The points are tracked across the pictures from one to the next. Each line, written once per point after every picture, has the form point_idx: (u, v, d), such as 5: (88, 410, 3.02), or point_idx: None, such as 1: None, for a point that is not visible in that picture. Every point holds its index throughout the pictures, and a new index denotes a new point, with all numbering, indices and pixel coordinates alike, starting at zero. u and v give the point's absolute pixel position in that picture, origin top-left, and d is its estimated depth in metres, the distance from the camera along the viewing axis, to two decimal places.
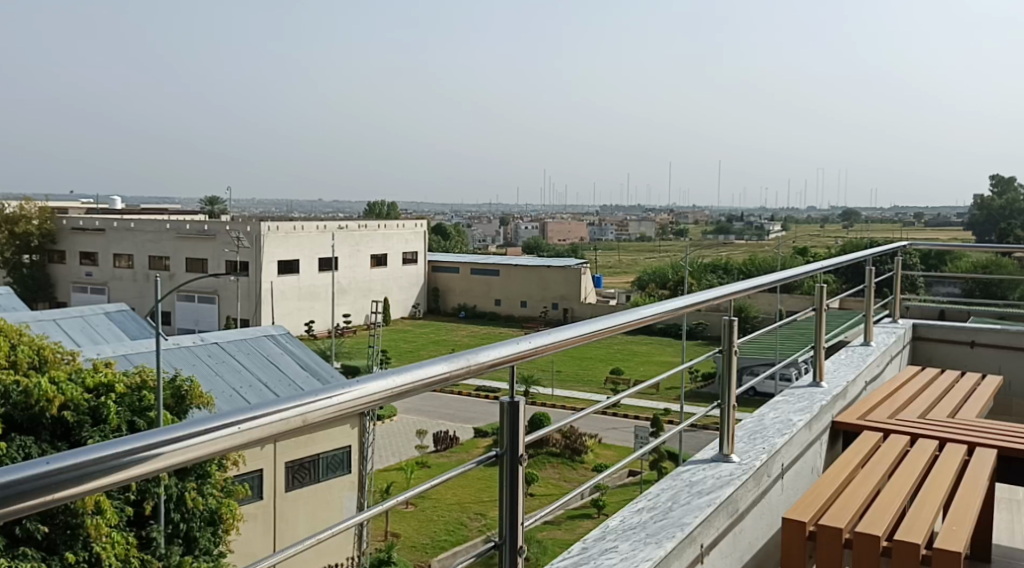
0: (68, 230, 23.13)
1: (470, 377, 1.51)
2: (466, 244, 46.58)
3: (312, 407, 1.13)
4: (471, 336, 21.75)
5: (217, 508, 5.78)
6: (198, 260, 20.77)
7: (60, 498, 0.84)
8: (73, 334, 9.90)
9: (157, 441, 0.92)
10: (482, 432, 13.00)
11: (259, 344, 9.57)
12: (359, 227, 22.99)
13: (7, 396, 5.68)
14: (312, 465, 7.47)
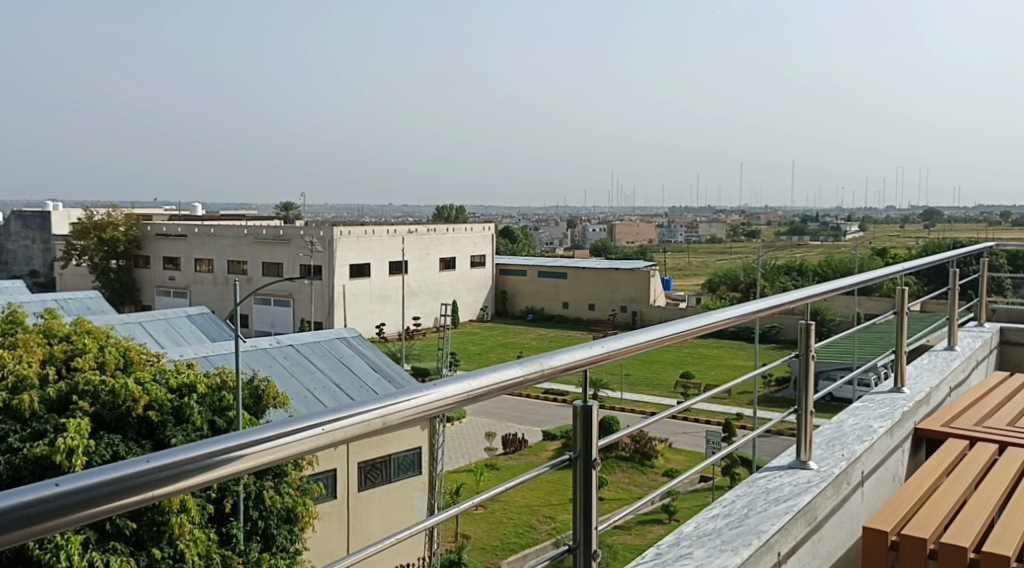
0: (152, 236, 23.93)
1: (543, 381, 1.52)
2: (534, 248, 46.71)
3: (393, 409, 1.15)
4: (540, 339, 21.77)
5: (293, 506, 5.93)
6: (274, 264, 21.26)
7: (154, 496, 0.87)
8: (157, 336, 10.23)
9: (245, 439, 0.96)
10: (551, 435, 13.00)
11: (332, 346, 9.75)
12: (429, 231, 23.23)
13: (95, 395, 5.89)
14: (384, 465, 7.59)
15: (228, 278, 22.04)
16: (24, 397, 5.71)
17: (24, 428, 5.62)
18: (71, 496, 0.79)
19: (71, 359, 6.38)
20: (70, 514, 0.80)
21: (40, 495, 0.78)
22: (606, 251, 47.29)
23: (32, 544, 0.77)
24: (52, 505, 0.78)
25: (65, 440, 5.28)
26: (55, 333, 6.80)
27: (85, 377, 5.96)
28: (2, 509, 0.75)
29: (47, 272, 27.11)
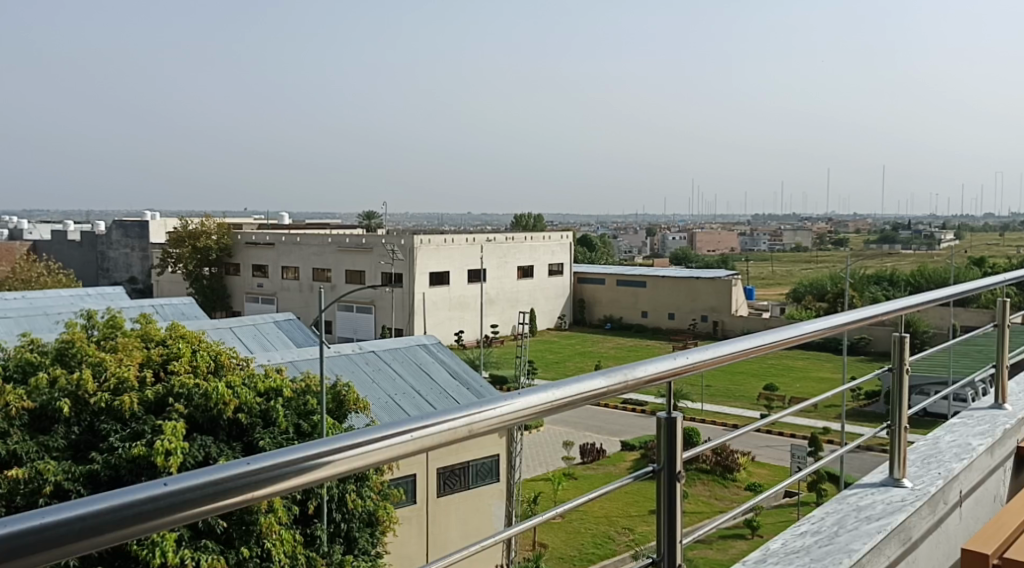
0: (242, 244, 24.68)
1: (626, 392, 1.51)
2: (613, 256, 46.51)
3: (478, 417, 1.16)
4: (618, 348, 21.62)
5: (375, 510, 6.03)
6: (357, 272, 21.65)
7: (252, 498, 0.90)
8: (246, 341, 10.53)
9: (332, 444, 0.97)
10: (629, 445, 12.87)
11: (412, 352, 9.87)
12: (507, 239, 23.31)
13: (188, 397, 6.09)
14: (463, 472, 7.63)
15: (313, 285, 22.56)
16: (124, 398, 5.94)
17: (124, 428, 5.85)
18: (177, 496, 0.83)
19: (167, 363, 6.60)
20: (173, 515, 0.83)
21: (147, 493, 0.81)
22: (687, 260, 46.68)
23: (133, 543, 0.80)
24: (157, 505, 0.81)
25: (162, 441, 5.47)
26: (152, 337, 7.06)
27: (179, 379, 6.17)
28: (106, 506, 0.78)
29: (145, 278, 28.22)
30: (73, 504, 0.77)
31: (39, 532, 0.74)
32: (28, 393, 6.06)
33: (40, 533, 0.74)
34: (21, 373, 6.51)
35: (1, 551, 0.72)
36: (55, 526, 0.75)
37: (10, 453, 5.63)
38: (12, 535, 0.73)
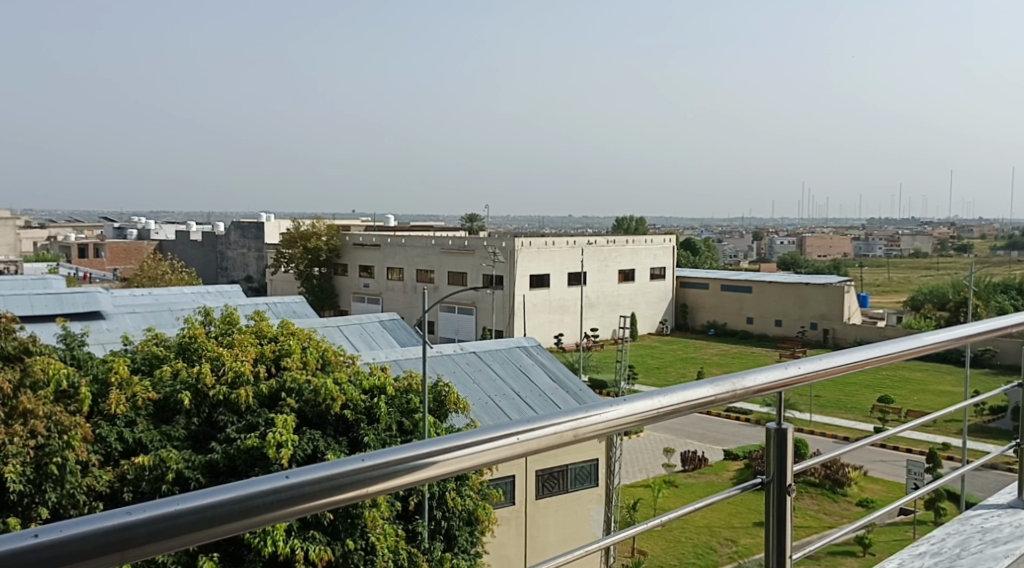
0: (350, 245, 25.34)
1: (735, 401, 1.47)
2: (717, 260, 45.64)
3: (585, 422, 1.16)
4: (722, 354, 21.21)
5: (474, 509, 6.09)
6: (459, 274, 21.89)
7: (363, 494, 0.92)
8: (352, 340, 10.81)
9: (440, 447, 0.99)
10: (733, 455, 12.57)
11: (512, 354, 9.91)
12: (609, 242, 23.18)
13: (300, 393, 6.31)
14: (562, 475, 7.63)
15: (417, 286, 22.96)
16: (240, 391, 6.18)
17: (239, 421, 6.09)
18: (298, 489, 0.85)
19: (279, 359, 6.84)
20: (292, 507, 0.85)
21: (272, 486, 0.83)
22: (796, 265, 45.24)
23: (257, 531, 0.83)
24: (281, 497, 0.83)
25: (275, 434, 5.66)
26: (266, 334, 7.32)
27: (291, 375, 6.38)
28: (236, 497, 0.81)
29: (260, 277, 29.30)
30: (203, 492, 0.80)
31: (176, 520, 0.77)
32: (152, 385, 6.36)
33: (163, 525, 0.77)
34: (146, 366, 6.85)
35: (143, 535, 0.76)
36: (188, 514, 0.78)
37: (135, 441, 5.94)
38: (144, 522, 0.76)
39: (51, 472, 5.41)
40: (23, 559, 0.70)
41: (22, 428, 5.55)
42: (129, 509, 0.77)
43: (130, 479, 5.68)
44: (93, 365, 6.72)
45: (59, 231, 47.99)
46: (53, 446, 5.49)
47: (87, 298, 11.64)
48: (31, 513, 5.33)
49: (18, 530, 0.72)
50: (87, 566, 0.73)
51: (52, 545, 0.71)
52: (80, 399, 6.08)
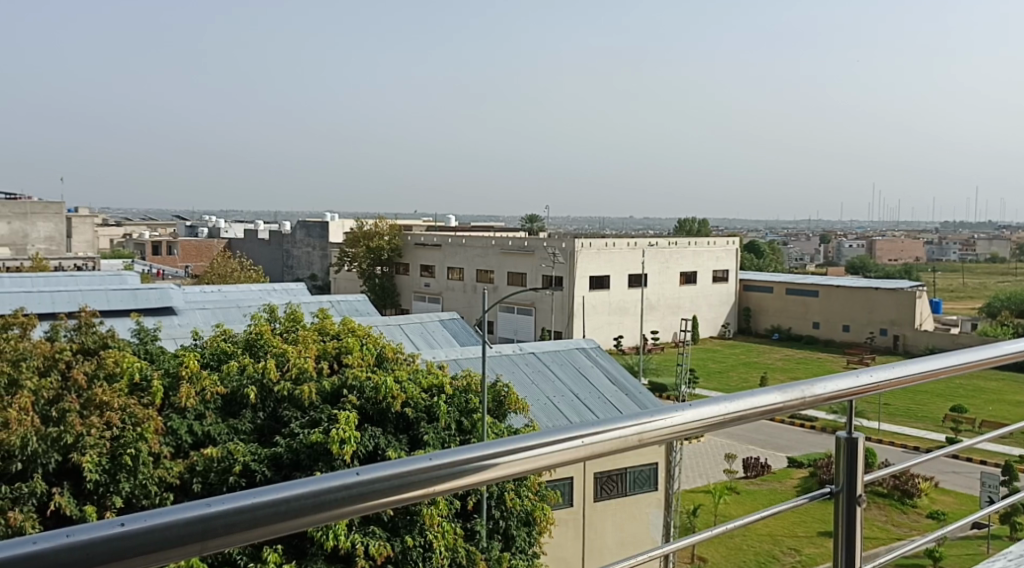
0: (411, 245, 25.59)
1: (802, 409, 1.44)
2: (782, 264, 44.91)
3: (650, 426, 1.15)
4: (785, 359, 20.83)
5: (532, 510, 6.10)
6: (519, 274, 21.89)
7: (427, 492, 0.92)
8: (413, 338, 10.91)
9: (505, 447, 0.99)
10: (797, 462, 12.33)
11: (572, 355, 9.87)
12: (670, 244, 22.96)
13: (361, 390, 6.37)
14: (620, 478, 7.56)
15: (477, 287, 23.07)
16: (304, 387, 6.28)
17: (303, 416, 6.18)
18: (368, 485, 0.87)
19: (340, 356, 6.91)
20: (359, 503, 0.87)
21: (341, 481, 0.85)
22: (864, 269, 44.18)
23: (326, 527, 0.84)
24: (350, 492, 0.85)
25: (338, 430, 5.72)
26: (328, 331, 7.43)
27: (352, 372, 6.46)
28: (306, 491, 0.83)
29: (324, 276, 29.81)
30: (275, 488, 0.82)
31: (253, 512, 0.80)
32: (221, 379, 6.52)
33: (238, 519, 0.79)
34: (215, 360, 7.00)
35: (222, 526, 0.78)
36: (264, 508, 0.80)
37: (204, 433, 6.10)
38: (221, 513, 0.78)
39: (125, 463, 5.56)
40: (104, 552, 0.73)
41: (98, 420, 5.73)
42: (213, 499, 0.80)
43: (198, 471, 5.83)
44: (165, 359, 6.91)
45: (135, 228, 49.59)
46: (126, 438, 5.65)
47: (161, 294, 11.96)
48: (106, 501, 5.50)
49: (105, 518, 0.74)
50: (163, 558, 0.76)
51: (134, 534, 0.74)
52: (152, 391, 6.24)
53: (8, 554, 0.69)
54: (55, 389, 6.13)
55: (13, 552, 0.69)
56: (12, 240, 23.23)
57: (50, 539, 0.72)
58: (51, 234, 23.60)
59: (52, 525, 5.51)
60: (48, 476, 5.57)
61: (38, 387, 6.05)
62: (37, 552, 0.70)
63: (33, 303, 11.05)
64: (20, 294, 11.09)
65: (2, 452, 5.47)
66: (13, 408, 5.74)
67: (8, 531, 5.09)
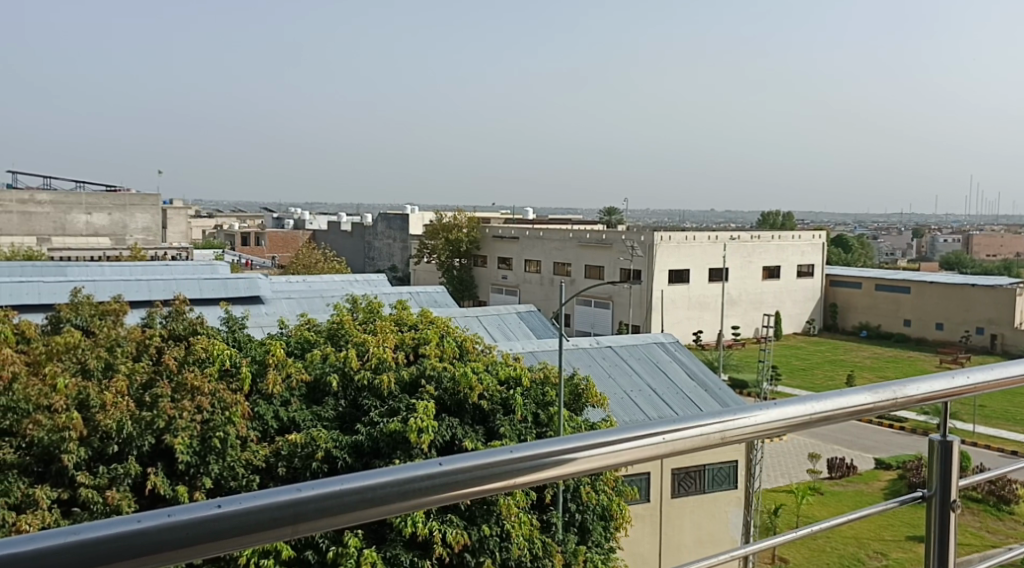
0: (490, 237, 25.69)
1: (893, 410, 1.38)
2: (872, 258, 43.48)
3: (732, 425, 1.17)
4: (874, 358, 20.20)
5: (608, 505, 6.09)
6: (597, 267, 21.75)
7: (495, 487, 0.99)
8: (490, 330, 10.96)
9: (587, 440, 1.05)
10: (885, 464, 11.95)
11: (650, 350, 9.75)
12: (753, 238, 22.48)
13: (439, 381, 6.43)
14: (698, 475, 7.44)
15: (555, 279, 23.04)
16: (383, 377, 6.36)
17: (382, 405, 6.26)
18: (448, 476, 0.96)
19: (418, 346, 6.98)
20: (436, 494, 0.95)
21: (425, 470, 0.95)
22: (961, 265, 42.42)
23: (405, 514, 0.93)
24: (434, 481, 0.95)
25: (416, 419, 5.78)
26: (406, 321, 7.52)
27: (430, 363, 6.52)
28: (388, 481, 0.93)
29: (405, 267, 30.20)
30: (360, 475, 0.92)
31: (333, 498, 0.89)
32: (304, 367, 6.66)
33: (326, 502, 0.89)
34: (299, 349, 7.15)
35: (288, 515, 0.87)
36: (348, 494, 0.90)
37: (289, 419, 6.25)
38: (312, 496, 0.89)
39: (215, 446, 5.74)
40: (203, 530, 0.83)
41: (190, 403, 5.92)
42: (301, 486, 0.90)
43: (284, 455, 5.98)
44: (252, 346, 7.12)
45: (226, 220, 51.18)
46: (215, 422, 5.84)
47: (250, 283, 12.29)
48: (196, 482, 5.66)
49: (206, 500, 0.85)
50: (262, 537, 0.86)
51: (231, 516, 0.85)
52: (240, 377, 6.42)
53: (119, 529, 0.80)
54: (148, 373, 6.37)
55: (121, 529, 0.80)
56: (112, 231, 24.25)
57: (150, 518, 0.82)
58: (149, 225, 24.47)
59: (147, 505, 5.69)
60: (143, 457, 5.75)
61: (132, 372, 6.29)
62: (143, 529, 0.81)
63: (129, 291, 11.47)
64: (118, 282, 11.52)
65: (100, 432, 5.68)
66: (110, 391, 5.97)
67: (105, 509, 5.29)
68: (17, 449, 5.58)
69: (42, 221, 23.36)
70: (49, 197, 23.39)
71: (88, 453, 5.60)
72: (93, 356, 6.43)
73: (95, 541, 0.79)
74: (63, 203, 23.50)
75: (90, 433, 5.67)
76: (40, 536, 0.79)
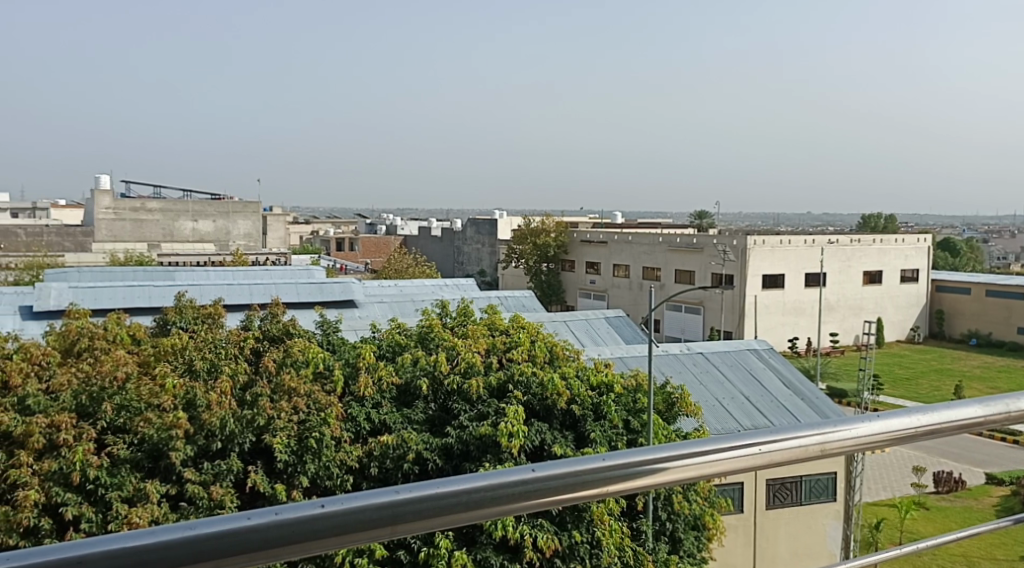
0: (578, 241, 25.62)
1: (1003, 424, 1.38)
2: (982, 263, 41.56)
3: (831, 437, 1.25)
4: (983, 367, 19.29)
5: (701, 515, 6.01)
6: (687, 271, 21.40)
7: (573, 497, 1.12)
8: (579, 335, 10.93)
9: (678, 451, 1.17)
10: (996, 479, 11.40)
11: (742, 357, 9.53)
12: (852, 241, 21.80)
13: (528, 386, 6.44)
14: (795, 486, 7.23)
15: (644, 284, 22.81)
16: (473, 381, 6.40)
17: (472, 409, 6.31)
18: (540, 482, 1.09)
19: (508, 351, 7.00)
20: (527, 498, 1.09)
21: (516, 477, 1.09)
22: None
23: (499, 518, 1.09)
24: (525, 487, 1.09)
25: (506, 424, 5.80)
26: (496, 326, 7.54)
27: (519, 368, 6.52)
28: (486, 485, 1.08)
29: (492, 272, 30.38)
30: (452, 481, 1.07)
31: (423, 503, 1.05)
32: (396, 370, 6.77)
33: (424, 506, 1.05)
34: (390, 352, 7.27)
35: (362, 520, 1.02)
36: (444, 497, 1.06)
37: (380, 422, 6.34)
38: (411, 501, 1.04)
39: (311, 446, 5.86)
40: (309, 528, 0.99)
41: (287, 404, 6.07)
42: (403, 488, 1.06)
43: (376, 456, 6.07)
44: (346, 349, 7.26)
45: (320, 226, 52.74)
46: (312, 422, 5.97)
47: (343, 287, 12.57)
48: (294, 481, 5.81)
49: (309, 500, 1.01)
50: (358, 534, 1.02)
51: (334, 514, 1.01)
52: (335, 379, 6.57)
53: (229, 526, 0.96)
54: (248, 373, 6.58)
55: (230, 526, 0.96)
56: (216, 237, 25.28)
57: (260, 515, 0.98)
58: (250, 231, 25.55)
59: (248, 501, 5.87)
60: (244, 455, 5.95)
61: (234, 372, 6.50)
62: (251, 526, 0.97)
63: (230, 295, 11.89)
64: (221, 286, 11.93)
65: (204, 431, 5.88)
66: (215, 390, 6.15)
67: (210, 504, 5.49)
68: (129, 445, 5.81)
69: (152, 228, 24.43)
70: (158, 205, 24.47)
71: (194, 451, 5.81)
72: (198, 357, 6.64)
73: (204, 538, 0.95)
74: (171, 210, 24.52)
75: (196, 431, 5.88)
76: (161, 530, 0.94)
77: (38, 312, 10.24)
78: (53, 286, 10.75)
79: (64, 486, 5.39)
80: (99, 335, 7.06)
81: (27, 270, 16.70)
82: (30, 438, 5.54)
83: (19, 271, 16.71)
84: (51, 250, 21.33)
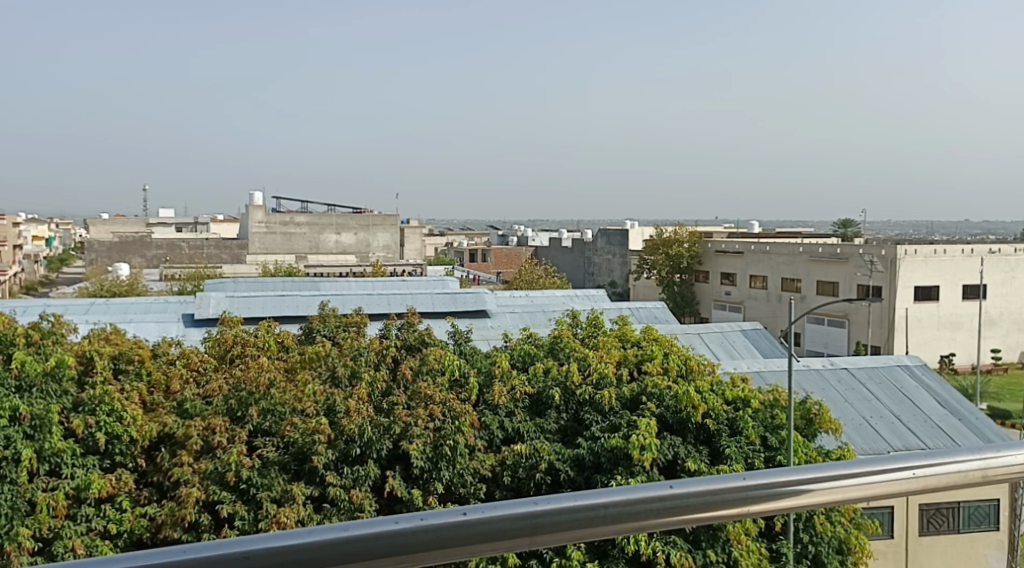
0: (713, 252, 25.06)
1: None
2: None
3: (994, 462, 1.20)
4: None
5: (845, 538, 5.75)
6: (830, 283, 20.52)
7: (706, 516, 1.12)
8: (714, 348, 10.71)
9: (822, 470, 1.15)
10: None
11: (892, 373, 9.02)
12: (1016, 251, 20.33)
13: (660, 398, 6.34)
14: (951, 512, 6.74)
15: (782, 296, 22.07)
16: (604, 392, 6.38)
17: (604, 420, 6.28)
18: (680, 497, 1.09)
19: (641, 364, 6.93)
20: (668, 513, 1.10)
21: (656, 493, 1.09)
22: None
23: (632, 533, 1.09)
24: (665, 503, 1.09)
25: (638, 437, 5.74)
26: (628, 338, 7.46)
27: (653, 381, 6.45)
28: (621, 500, 1.08)
29: (623, 283, 30.05)
30: (593, 494, 1.08)
31: (558, 510, 1.07)
32: (528, 380, 6.82)
33: (564, 515, 1.07)
34: (521, 362, 7.31)
35: (490, 529, 1.05)
36: (581, 508, 1.08)
37: (514, 430, 6.39)
38: (550, 512, 1.07)
39: (445, 453, 5.96)
40: (453, 533, 1.03)
41: (423, 411, 6.17)
42: (539, 500, 1.08)
43: (509, 465, 6.12)
44: (479, 358, 7.36)
45: (455, 238, 53.98)
46: (446, 430, 6.06)
47: (477, 297, 12.83)
48: (429, 486, 5.92)
49: (452, 508, 1.05)
50: (494, 541, 1.06)
51: (471, 521, 1.05)
52: (469, 388, 6.67)
53: (377, 529, 1.01)
54: (386, 381, 6.74)
55: (379, 528, 1.01)
56: (357, 249, 26.26)
57: (408, 520, 1.03)
58: (388, 242, 26.41)
59: (386, 506, 6.03)
60: (382, 460, 6.08)
61: (373, 378, 6.68)
62: (399, 529, 1.02)
63: (370, 304, 12.32)
64: (362, 296, 12.40)
65: (344, 436, 6.02)
66: (353, 398, 6.38)
67: (350, 506, 5.72)
68: (277, 447, 6.10)
69: (300, 240, 25.66)
70: (305, 219, 25.69)
71: (335, 455, 5.98)
72: (339, 364, 6.90)
73: (356, 538, 1.01)
74: (317, 223, 25.64)
75: (336, 436, 6.04)
76: (313, 529, 1.00)
77: (198, 320, 10.93)
78: (212, 295, 11.46)
79: (221, 485, 5.72)
80: (251, 342, 7.47)
81: (190, 280, 17.90)
82: (189, 440, 5.89)
83: (183, 281, 17.94)
84: (211, 263, 22.80)
